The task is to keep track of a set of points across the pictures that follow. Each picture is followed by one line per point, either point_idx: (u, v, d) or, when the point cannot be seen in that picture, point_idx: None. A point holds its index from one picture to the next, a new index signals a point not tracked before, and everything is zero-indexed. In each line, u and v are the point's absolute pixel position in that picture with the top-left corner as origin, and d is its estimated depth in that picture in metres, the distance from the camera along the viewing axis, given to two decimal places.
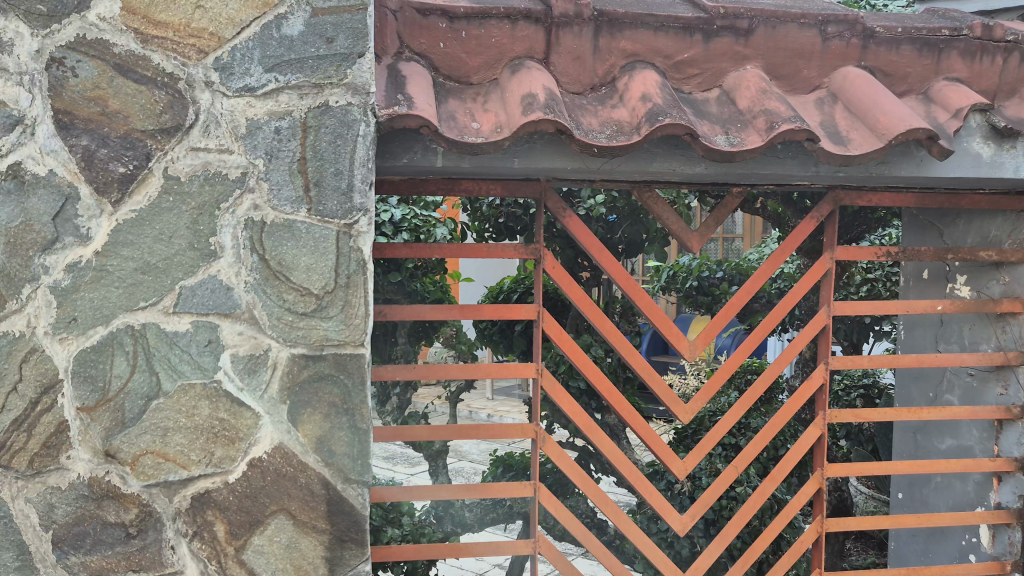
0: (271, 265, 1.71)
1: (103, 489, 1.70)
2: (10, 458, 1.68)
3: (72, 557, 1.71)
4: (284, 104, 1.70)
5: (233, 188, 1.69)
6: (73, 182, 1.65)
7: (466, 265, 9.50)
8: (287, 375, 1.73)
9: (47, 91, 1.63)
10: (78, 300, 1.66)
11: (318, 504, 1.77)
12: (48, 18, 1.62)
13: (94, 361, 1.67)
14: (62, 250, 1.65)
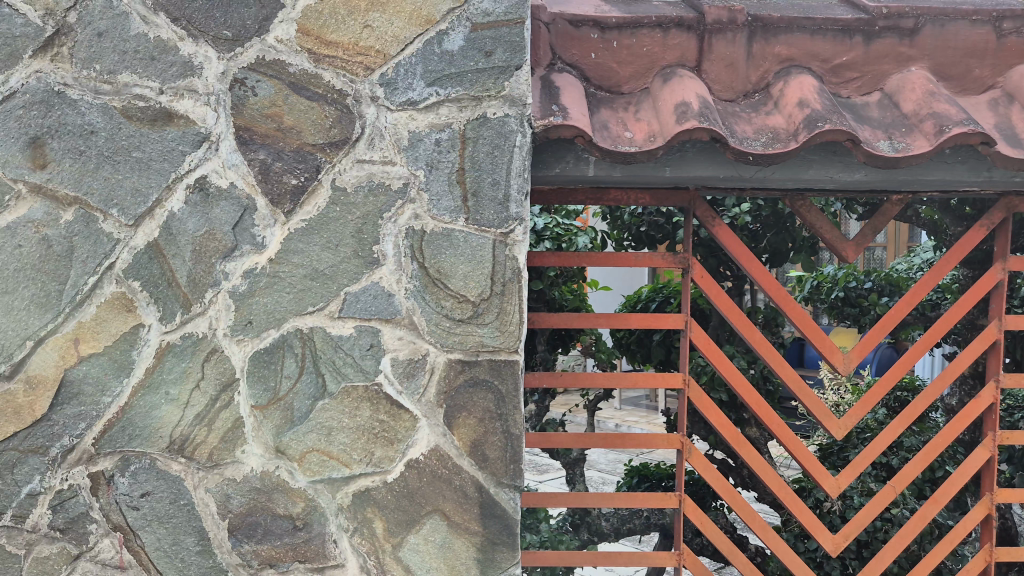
0: (430, 273, 1.77)
1: (273, 482, 1.80)
2: (192, 450, 1.79)
3: (245, 545, 1.81)
4: (444, 117, 1.76)
5: (396, 198, 1.76)
6: (251, 194, 1.76)
7: (596, 273, 9.43)
8: (444, 380, 1.79)
9: (230, 109, 1.75)
10: (253, 305, 1.76)
11: (471, 506, 1.81)
12: (232, 42, 1.74)
13: (267, 362, 1.77)
14: (240, 257, 1.76)
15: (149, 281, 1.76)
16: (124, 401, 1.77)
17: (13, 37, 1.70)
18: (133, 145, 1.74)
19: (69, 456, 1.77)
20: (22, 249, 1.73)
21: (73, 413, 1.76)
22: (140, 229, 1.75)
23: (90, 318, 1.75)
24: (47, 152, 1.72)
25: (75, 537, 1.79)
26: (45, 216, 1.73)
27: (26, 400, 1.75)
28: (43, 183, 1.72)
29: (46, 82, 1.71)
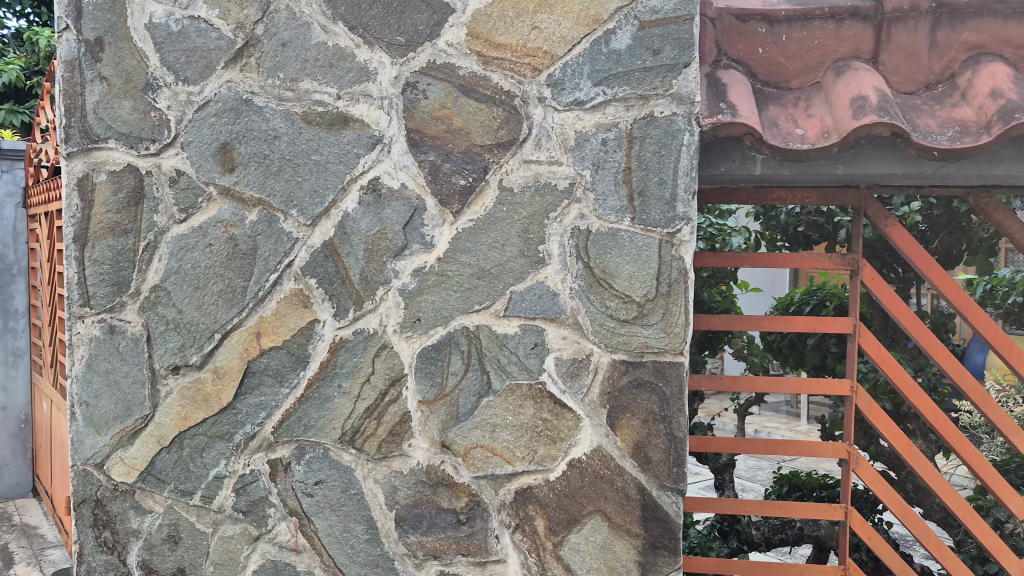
0: (595, 273, 1.77)
1: (438, 477, 1.84)
2: (362, 442, 1.85)
3: (411, 535, 1.85)
4: (611, 116, 1.75)
5: (562, 198, 1.76)
6: (421, 195, 1.80)
7: (745, 274, 9.15)
8: (607, 381, 1.78)
9: (402, 113, 1.80)
10: (421, 303, 1.81)
11: (633, 508, 1.79)
12: (405, 47, 1.79)
13: (434, 358, 1.82)
14: (410, 256, 1.81)
15: (325, 279, 1.83)
16: (300, 393, 1.85)
17: (208, 50, 1.82)
18: (311, 148, 1.81)
19: (251, 443, 1.88)
20: (212, 248, 1.84)
21: (255, 402, 1.86)
22: (316, 229, 1.83)
23: (271, 313, 1.84)
24: (235, 157, 1.82)
25: (255, 519, 1.88)
26: (232, 216, 1.84)
27: (214, 388, 1.87)
28: (231, 185, 1.83)
29: (236, 90, 1.82)
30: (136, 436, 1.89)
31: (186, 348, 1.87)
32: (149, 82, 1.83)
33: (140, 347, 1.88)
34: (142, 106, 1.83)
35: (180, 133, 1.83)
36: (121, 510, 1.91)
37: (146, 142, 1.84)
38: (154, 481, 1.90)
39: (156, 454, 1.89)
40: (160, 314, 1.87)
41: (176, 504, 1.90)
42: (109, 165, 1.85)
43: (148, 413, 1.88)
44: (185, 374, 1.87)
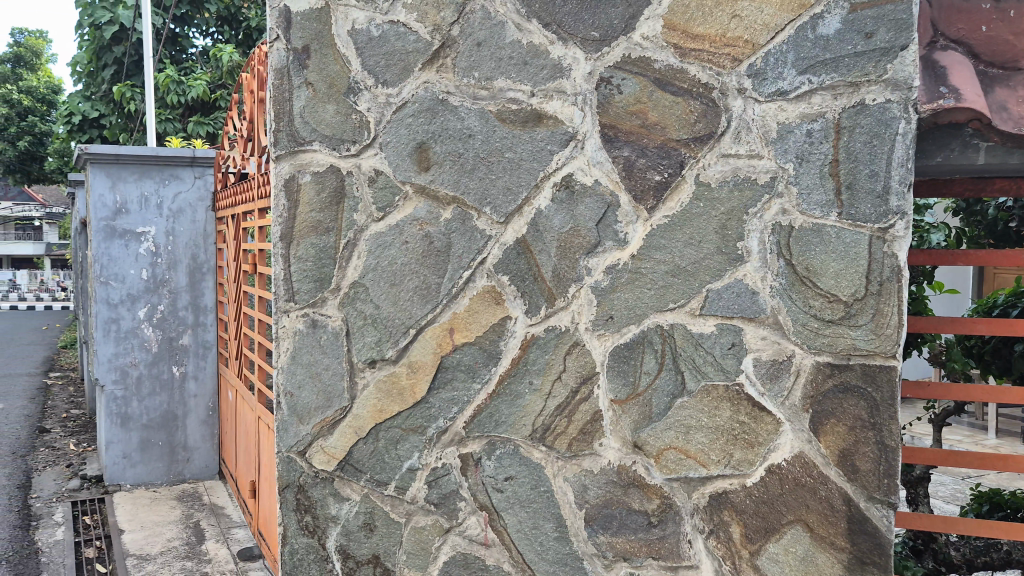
0: (798, 270, 1.68)
1: (630, 477, 1.81)
2: (552, 440, 1.85)
3: (601, 536, 1.83)
4: (818, 106, 1.66)
5: (762, 193, 1.69)
6: (614, 191, 1.78)
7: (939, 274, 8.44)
8: (810, 384, 1.69)
9: (596, 108, 1.78)
10: (615, 300, 1.78)
11: (838, 519, 1.68)
12: (600, 42, 1.77)
13: (627, 357, 1.79)
14: (603, 253, 1.79)
15: (517, 276, 1.84)
16: (491, 388, 1.87)
17: (407, 53, 1.87)
18: (506, 146, 1.83)
19: (443, 437, 1.91)
20: (408, 245, 1.88)
21: (447, 397, 1.89)
22: (509, 226, 1.84)
23: (463, 309, 1.87)
24: (431, 156, 1.86)
25: (446, 511, 1.92)
26: (428, 214, 1.87)
27: (409, 382, 1.91)
28: (427, 184, 1.87)
29: (432, 91, 1.86)
30: (335, 426, 1.96)
31: (382, 343, 1.92)
32: (351, 85, 1.90)
33: (340, 341, 1.94)
34: (344, 109, 1.91)
35: (378, 134, 1.89)
36: (322, 497, 1.98)
37: (347, 144, 1.91)
38: (352, 470, 1.96)
39: (353, 444, 1.95)
40: (358, 309, 1.93)
41: (371, 493, 1.96)
42: (314, 166, 1.93)
43: (347, 405, 1.95)
44: (382, 367, 1.92)
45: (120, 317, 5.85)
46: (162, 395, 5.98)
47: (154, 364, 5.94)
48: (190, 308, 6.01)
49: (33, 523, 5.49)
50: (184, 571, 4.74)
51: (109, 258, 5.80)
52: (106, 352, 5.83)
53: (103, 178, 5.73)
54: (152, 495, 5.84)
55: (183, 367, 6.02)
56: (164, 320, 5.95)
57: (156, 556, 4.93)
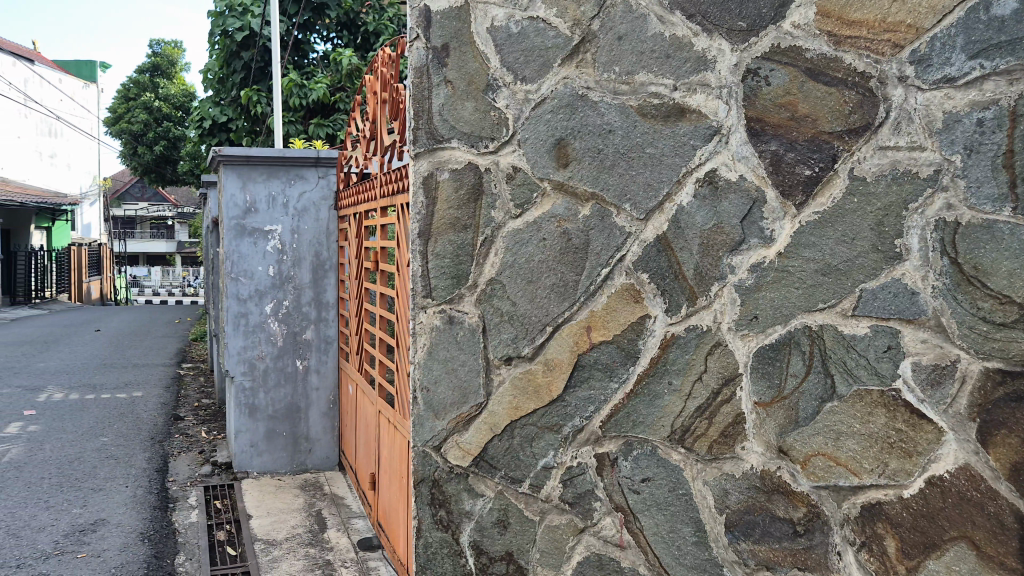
0: (964, 270, 1.55)
1: (774, 483, 1.73)
2: (692, 442, 1.80)
3: (743, 542, 1.76)
4: (990, 93, 1.53)
5: (925, 186, 1.57)
6: (761, 186, 1.72)
7: None
8: (978, 391, 1.55)
9: (742, 101, 1.73)
10: (760, 300, 1.72)
11: (1009, 539, 1.51)
12: (747, 33, 1.72)
13: (772, 358, 1.71)
14: (748, 250, 1.73)
15: (657, 273, 1.80)
16: (629, 388, 1.84)
17: (545, 49, 1.86)
18: (646, 142, 1.79)
19: (579, 436, 1.89)
20: (546, 242, 1.88)
21: (584, 396, 1.87)
22: (649, 223, 1.80)
23: (601, 307, 1.85)
24: (570, 152, 1.85)
25: (581, 511, 1.90)
26: (566, 211, 1.86)
27: (545, 380, 1.90)
28: (566, 180, 1.85)
29: (572, 87, 1.84)
30: (471, 422, 1.98)
31: (519, 339, 1.92)
32: (490, 83, 1.91)
33: (476, 338, 1.96)
34: (483, 106, 1.92)
35: (517, 131, 1.89)
36: (456, 492, 2.00)
37: (485, 141, 1.92)
38: (486, 466, 1.97)
39: (489, 440, 1.96)
40: (495, 306, 1.94)
41: (506, 490, 1.96)
42: (452, 163, 1.96)
43: (483, 401, 1.96)
44: (518, 364, 1.93)
45: (249, 312, 6.11)
46: (286, 387, 6.21)
47: (279, 357, 6.18)
48: (313, 303, 6.23)
49: (170, 505, 5.82)
50: (307, 557, 4.92)
51: (239, 255, 6.07)
52: (236, 345, 6.10)
53: (234, 179, 6.01)
54: (277, 483, 6.08)
55: (306, 360, 6.24)
56: (289, 315, 6.18)
57: (281, 542, 5.15)
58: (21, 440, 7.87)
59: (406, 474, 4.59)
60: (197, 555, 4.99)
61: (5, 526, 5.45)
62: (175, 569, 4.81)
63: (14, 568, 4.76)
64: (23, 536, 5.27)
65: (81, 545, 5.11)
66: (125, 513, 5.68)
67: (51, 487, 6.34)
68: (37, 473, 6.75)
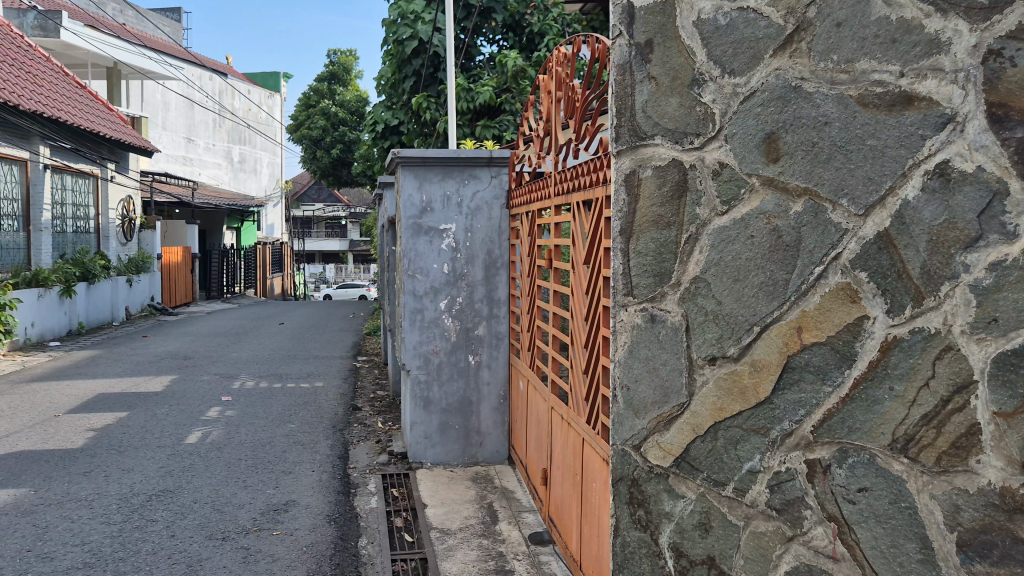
0: None
1: (1017, 503, 1.48)
2: (917, 452, 1.60)
3: (977, 564, 1.52)
4: None
5: None
6: (1003, 177, 1.50)
7: None
8: None
9: (982, 85, 1.53)
10: (1000, 301, 1.50)
11: None
12: (989, 10, 1.52)
13: (1016, 365, 1.47)
14: (986, 247, 1.52)
15: (878, 272, 1.66)
16: (845, 392, 1.71)
17: (756, 40, 1.82)
18: (868, 133, 1.66)
19: (788, 441, 1.80)
20: (755, 239, 1.83)
21: (793, 399, 1.79)
22: (869, 220, 1.67)
23: (814, 307, 1.75)
24: (781, 146, 1.79)
25: (790, 519, 1.79)
26: (776, 207, 1.80)
27: (752, 381, 1.85)
28: (777, 175, 1.79)
29: (784, 78, 1.78)
30: (672, 422, 2.00)
31: (724, 340, 1.89)
32: (695, 77, 1.92)
33: (679, 337, 1.98)
34: (688, 102, 1.94)
35: (724, 126, 1.88)
36: (655, 492, 2.04)
37: (691, 137, 1.93)
38: (689, 467, 1.97)
39: (691, 441, 1.96)
40: (699, 305, 1.94)
41: (708, 493, 1.93)
42: (655, 160, 2.00)
43: (685, 401, 1.98)
44: (723, 364, 1.90)
45: (424, 308, 6.33)
46: (459, 381, 6.39)
47: (453, 352, 6.37)
48: (485, 300, 6.37)
49: (352, 490, 6.16)
50: (481, 548, 5.05)
51: (415, 253, 6.30)
52: (412, 340, 6.33)
53: (411, 179, 6.25)
54: (449, 475, 6.28)
55: (478, 356, 6.40)
56: (462, 311, 6.36)
57: (456, 531, 5.32)
58: (220, 424, 8.56)
59: (580, 472, 4.60)
60: (377, 539, 5.25)
61: (211, 501, 5.95)
62: (358, 551, 5.08)
63: (220, 540, 5.19)
64: (226, 512, 5.73)
65: (276, 522, 5.50)
66: (313, 495, 6.05)
67: (248, 468, 6.86)
68: (235, 454, 7.32)
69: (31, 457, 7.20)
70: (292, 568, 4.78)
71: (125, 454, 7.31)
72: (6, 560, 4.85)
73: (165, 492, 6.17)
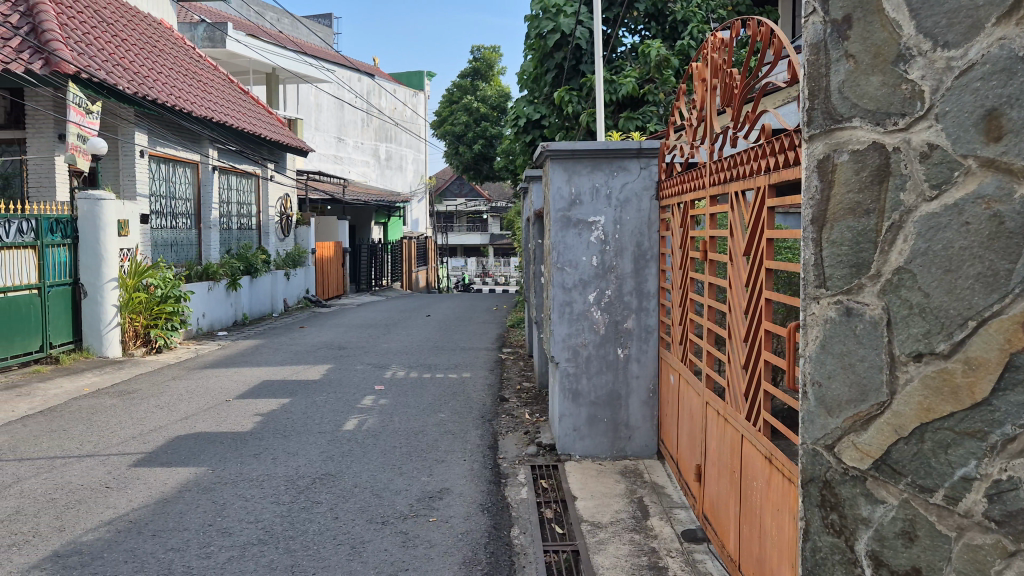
0: None
1: None
2: None
3: None
4: None
5: None
6: None
7: None
8: None
9: None
10: None
11: None
12: None
13: None
14: None
15: None
16: None
17: (976, 8, 1.70)
18: None
19: (1011, 447, 1.66)
20: (971, 226, 1.70)
21: (1018, 400, 1.65)
22: None
23: None
24: (1004, 124, 1.67)
25: (1013, 532, 1.66)
26: (997, 190, 1.67)
27: (966, 380, 1.71)
28: (999, 156, 1.67)
29: (1010, 49, 1.65)
30: (870, 423, 1.88)
31: (933, 335, 1.76)
32: (901, 53, 1.81)
33: (880, 331, 1.86)
34: (891, 79, 1.82)
35: (934, 104, 1.75)
36: (851, 496, 1.91)
37: (895, 117, 1.82)
38: (889, 471, 1.84)
39: (893, 444, 1.83)
40: (903, 297, 1.81)
41: (913, 499, 1.80)
42: (852, 144, 1.89)
43: (886, 400, 1.85)
44: (930, 362, 1.76)
45: (573, 301, 6.30)
46: (608, 374, 6.33)
47: (602, 345, 6.32)
48: (635, 293, 6.28)
49: (503, 480, 6.24)
50: (633, 543, 4.99)
51: (564, 246, 6.28)
52: (561, 332, 6.33)
53: (560, 173, 6.25)
54: (598, 468, 6.23)
55: (627, 349, 6.32)
56: (611, 304, 6.29)
57: (607, 525, 5.27)
58: (375, 412, 8.89)
59: (737, 469, 4.46)
60: (529, 530, 5.28)
61: (370, 486, 6.17)
62: (511, 540, 5.13)
63: (381, 524, 5.38)
64: (384, 497, 5.93)
65: (431, 509, 5.63)
66: (466, 484, 6.17)
67: (402, 456, 7.08)
68: (391, 441, 7.57)
69: (206, 438, 7.71)
70: (450, 554, 4.88)
71: (290, 438, 7.71)
72: (190, 533, 5.20)
73: (327, 476, 6.46)
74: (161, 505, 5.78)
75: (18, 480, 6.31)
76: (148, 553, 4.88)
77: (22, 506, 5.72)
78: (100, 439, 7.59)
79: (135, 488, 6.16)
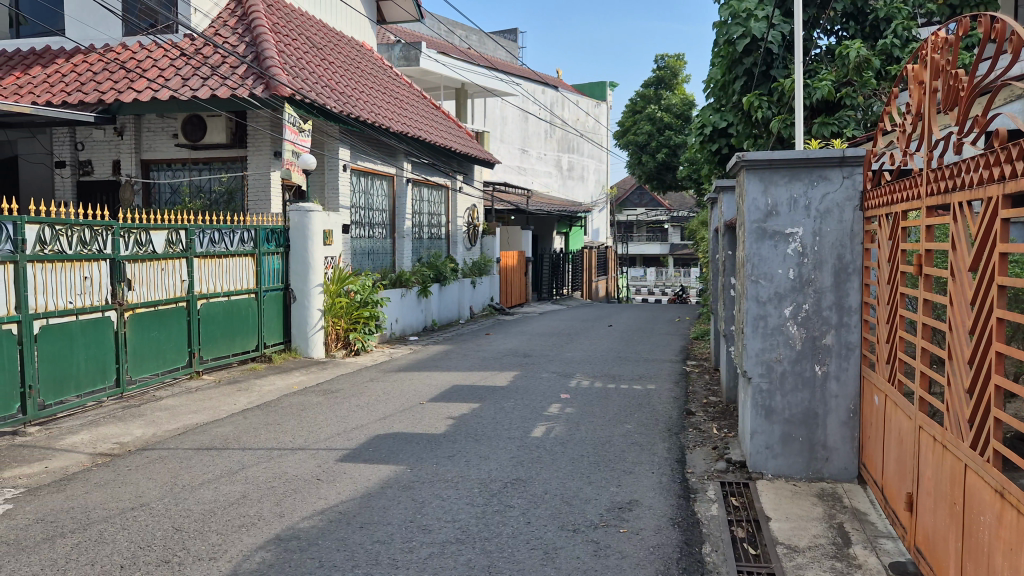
0: None
1: None
2: None
3: None
4: None
5: None
6: None
7: None
8: None
9: None
10: None
11: None
12: None
13: None
14: None
15: None
16: None
17: None
18: None
19: None
20: None
21: None
22: None
23: None
24: None
25: None
26: None
27: None
28: None
29: None
30: None
31: None
32: None
33: None
34: None
35: None
36: None
37: None
38: None
39: None
40: None
41: None
42: None
43: None
44: None
45: (768, 314, 6.07)
46: (805, 392, 6.04)
47: (798, 361, 6.04)
48: (835, 308, 5.97)
49: (693, 495, 6.13)
50: (835, 571, 4.73)
51: (759, 257, 6.07)
52: (754, 347, 6.10)
53: (756, 183, 6.06)
54: (794, 489, 5.97)
55: (826, 366, 6.00)
56: (809, 319, 6.01)
57: (805, 549, 5.05)
58: (562, 419, 9.01)
59: (960, 501, 4.12)
60: (722, 548, 5.16)
61: (560, 493, 6.25)
62: (703, 557, 5.03)
63: (572, 532, 5.43)
64: (574, 505, 5.99)
65: (622, 520, 5.62)
66: (655, 497, 6.10)
67: (591, 465, 7.11)
68: (578, 450, 7.63)
69: (404, 438, 8.12)
70: (642, 566, 4.85)
71: (482, 442, 7.96)
72: (394, 527, 5.49)
73: (518, 481, 6.62)
74: (366, 499, 6.14)
75: (242, 468, 6.92)
76: (357, 544, 5.20)
77: (246, 492, 6.25)
78: (311, 434, 8.18)
79: (343, 482, 6.58)
